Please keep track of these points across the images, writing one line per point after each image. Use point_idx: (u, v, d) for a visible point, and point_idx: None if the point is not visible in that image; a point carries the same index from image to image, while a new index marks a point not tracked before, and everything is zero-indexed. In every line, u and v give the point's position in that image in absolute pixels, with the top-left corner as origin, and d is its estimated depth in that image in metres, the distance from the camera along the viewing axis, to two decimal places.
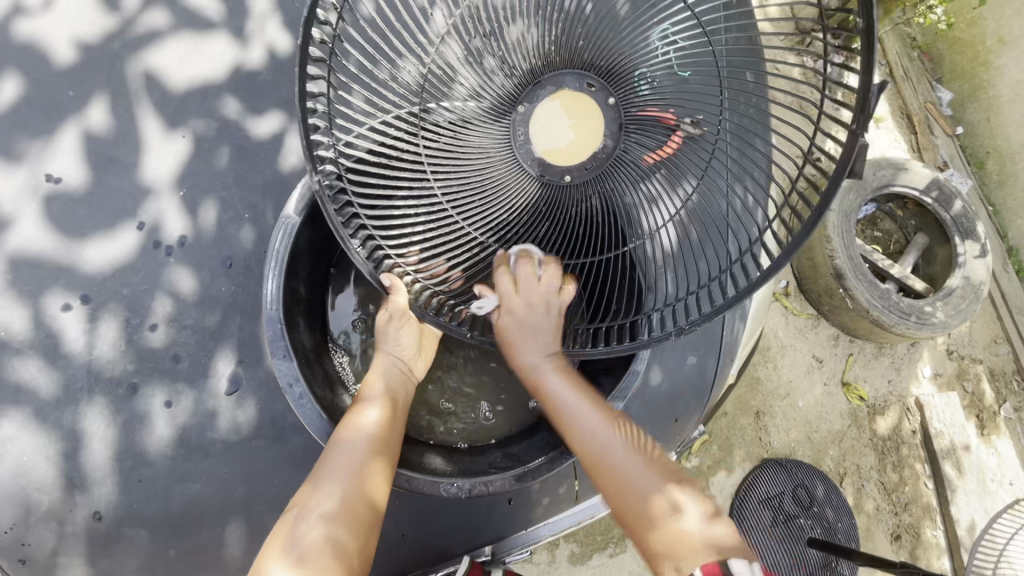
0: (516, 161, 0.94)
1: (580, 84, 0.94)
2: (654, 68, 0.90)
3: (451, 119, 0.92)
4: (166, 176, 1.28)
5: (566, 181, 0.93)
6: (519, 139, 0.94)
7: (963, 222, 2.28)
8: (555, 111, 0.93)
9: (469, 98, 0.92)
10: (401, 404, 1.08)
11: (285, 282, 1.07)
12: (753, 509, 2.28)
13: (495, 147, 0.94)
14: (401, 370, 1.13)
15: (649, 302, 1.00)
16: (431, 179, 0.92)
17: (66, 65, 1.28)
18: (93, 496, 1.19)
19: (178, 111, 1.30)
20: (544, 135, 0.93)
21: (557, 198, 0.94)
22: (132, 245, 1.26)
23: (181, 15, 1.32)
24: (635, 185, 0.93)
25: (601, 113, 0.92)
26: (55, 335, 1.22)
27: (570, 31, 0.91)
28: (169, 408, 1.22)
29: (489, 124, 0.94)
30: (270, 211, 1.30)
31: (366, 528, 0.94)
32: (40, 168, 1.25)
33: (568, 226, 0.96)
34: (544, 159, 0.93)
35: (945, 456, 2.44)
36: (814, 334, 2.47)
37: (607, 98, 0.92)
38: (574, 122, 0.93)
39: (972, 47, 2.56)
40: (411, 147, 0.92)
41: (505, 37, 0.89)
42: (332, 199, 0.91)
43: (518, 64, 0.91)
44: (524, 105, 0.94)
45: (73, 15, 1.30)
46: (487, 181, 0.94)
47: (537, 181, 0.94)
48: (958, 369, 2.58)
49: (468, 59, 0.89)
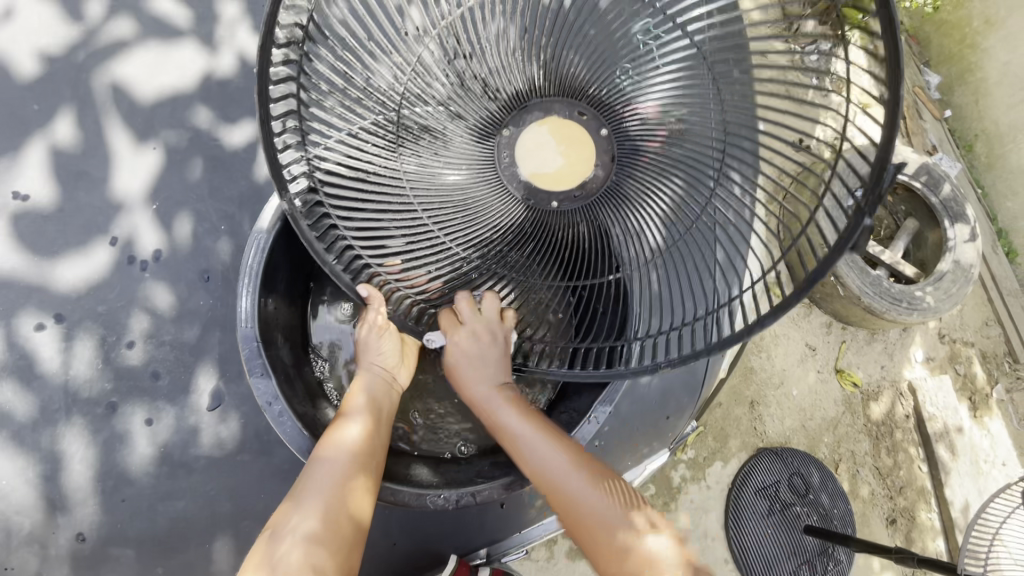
0: (503, 186, 0.94)
1: (570, 112, 0.93)
2: (648, 86, 0.88)
3: (430, 135, 0.90)
4: (137, 189, 1.25)
5: (553, 207, 0.93)
6: (504, 162, 0.94)
7: (952, 206, 2.27)
8: (544, 136, 0.94)
9: (450, 117, 0.91)
10: (385, 415, 1.06)
11: (258, 298, 1.05)
12: (749, 499, 2.27)
13: (476, 166, 0.93)
14: (385, 380, 1.10)
15: (637, 327, 0.92)
16: (409, 193, 0.90)
17: (30, 78, 1.25)
18: (75, 517, 1.17)
19: (148, 122, 1.27)
20: (532, 160, 0.93)
21: (545, 221, 0.94)
22: (105, 261, 1.23)
23: (147, 23, 1.29)
24: (623, 208, 0.91)
25: (591, 143, 0.92)
26: (30, 355, 1.19)
27: (557, 55, 0.90)
28: (150, 426, 1.20)
29: (472, 144, 0.93)
30: (246, 222, 1.27)
31: (345, 551, 0.92)
32: (7, 185, 1.22)
33: (557, 251, 0.95)
34: (531, 183, 0.93)
35: (938, 439, 2.45)
36: (807, 322, 2.47)
37: (598, 129, 0.92)
38: (563, 148, 0.93)
39: (959, 29, 2.53)
40: (387, 159, 0.89)
41: (487, 56, 0.88)
42: (307, 214, 0.90)
43: (502, 86, 0.92)
44: (508, 129, 0.94)
45: (36, 27, 1.26)
46: (470, 200, 0.93)
47: (520, 202, 0.94)
48: (950, 352, 2.58)
49: (447, 74, 0.88)
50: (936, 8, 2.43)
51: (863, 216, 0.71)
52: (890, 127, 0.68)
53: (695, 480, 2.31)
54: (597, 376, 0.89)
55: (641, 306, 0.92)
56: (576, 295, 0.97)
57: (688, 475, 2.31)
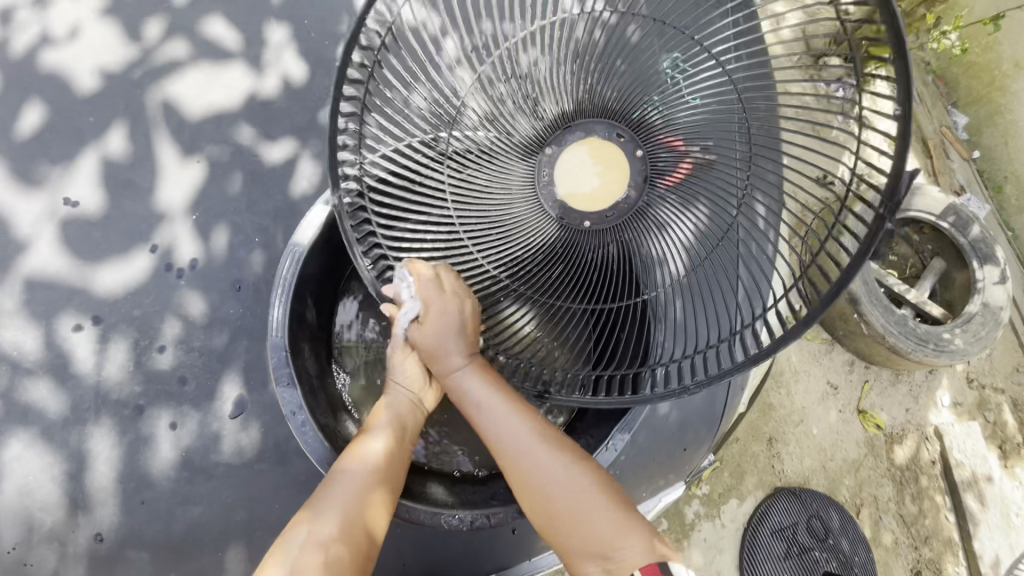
0: (538, 203, 0.93)
1: (609, 134, 0.92)
2: (674, 105, 0.89)
3: (475, 153, 0.93)
4: (179, 200, 1.30)
5: (584, 228, 0.92)
6: (543, 179, 0.93)
7: (981, 248, 2.24)
8: (581, 156, 0.92)
9: (495, 135, 0.92)
10: (408, 433, 1.07)
11: (290, 308, 1.09)
12: (767, 542, 2.20)
13: (516, 186, 0.94)
14: (411, 401, 1.09)
15: (660, 349, 0.96)
16: (450, 207, 0.93)
17: (89, 93, 1.32)
18: (96, 517, 1.19)
19: (193, 137, 1.33)
20: (567, 178, 0.92)
21: (576, 242, 0.93)
22: (144, 268, 1.28)
23: (200, 46, 1.36)
24: (651, 232, 0.92)
25: (626, 164, 0.91)
26: (66, 355, 1.24)
27: (605, 80, 0.91)
28: (174, 430, 1.23)
29: (514, 163, 0.94)
30: (280, 235, 1.31)
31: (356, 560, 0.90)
32: (59, 192, 1.29)
33: (583, 272, 0.95)
34: (566, 203, 0.91)
35: (966, 488, 2.36)
36: (829, 359, 2.42)
37: (635, 150, 0.92)
38: (599, 169, 0.92)
39: (987, 70, 2.53)
40: (434, 174, 0.93)
41: (540, 79, 0.90)
42: (351, 216, 0.94)
43: (550, 108, 0.92)
44: (551, 148, 0.93)
45: (99, 46, 1.34)
46: (506, 218, 0.94)
47: (555, 223, 0.93)
48: (979, 398, 2.50)
49: (496, 96, 0.91)
50: (965, 50, 2.44)
51: (868, 245, 0.75)
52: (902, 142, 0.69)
53: (709, 517, 2.27)
54: (622, 403, 0.89)
55: (665, 329, 0.95)
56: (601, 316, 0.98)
57: (702, 511, 2.26)
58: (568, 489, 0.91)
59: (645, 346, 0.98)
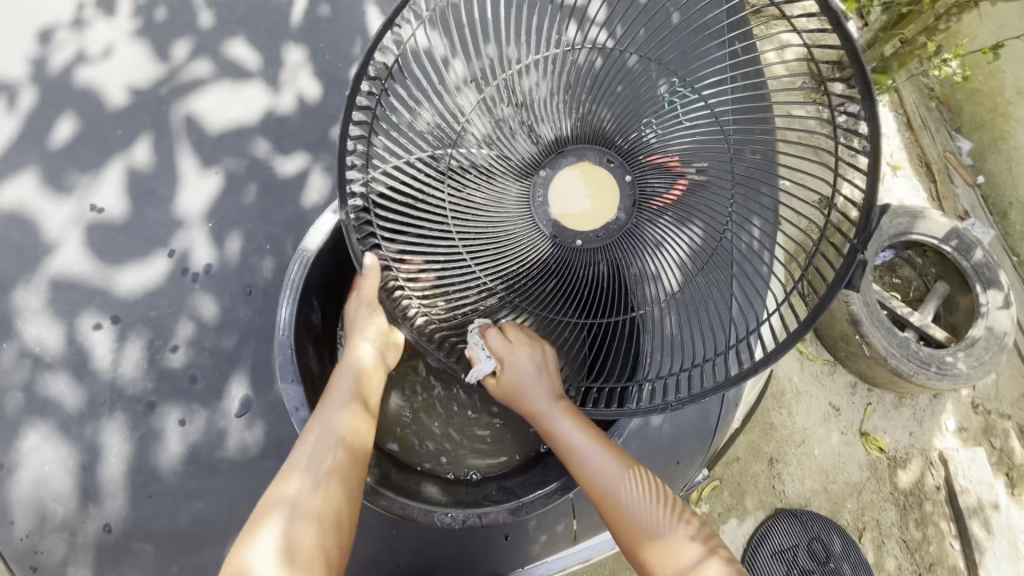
0: (533, 221, 1.00)
1: (600, 159, 1.00)
2: (667, 130, 0.95)
3: (476, 173, 0.99)
4: (197, 208, 1.38)
5: (577, 245, 0.99)
6: (538, 201, 1.01)
7: (986, 272, 2.27)
8: (573, 179, 1.00)
9: (494, 156, 0.98)
10: (375, 400, 1.08)
11: (297, 309, 1.15)
12: (765, 561, 2.23)
13: (512, 203, 1.00)
14: (379, 365, 1.11)
15: (649, 362, 1.04)
16: (450, 223, 0.98)
17: (118, 107, 1.42)
18: (105, 508, 1.25)
19: (213, 150, 1.41)
20: (559, 201, 1.00)
21: (571, 260, 1.00)
22: (162, 271, 1.35)
23: (222, 65, 1.46)
24: (642, 254, 0.99)
25: (615, 190, 0.98)
26: (85, 352, 1.30)
27: (593, 104, 0.98)
28: (182, 426, 1.29)
29: (510, 183, 1.00)
30: (290, 244, 1.39)
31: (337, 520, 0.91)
32: (86, 198, 1.37)
33: (575, 286, 1.02)
34: (559, 222, 1.00)
35: (971, 514, 2.35)
36: (831, 381, 2.44)
37: (623, 175, 0.99)
38: (589, 193, 0.99)
39: (991, 98, 2.62)
40: (439, 192, 0.98)
41: (536, 105, 0.96)
42: (359, 230, 0.99)
43: (546, 133, 0.99)
44: (545, 171, 1.01)
45: (129, 64, 1.44)
46: (503, 234, 0.99)
47: (549, 241, 1.00)
48: (985, 424, 2.49)
49: (496, 120, 0.96)
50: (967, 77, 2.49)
51: (848, 263, 0.80)
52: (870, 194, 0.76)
53: None
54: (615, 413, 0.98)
55: (653, 342, 1.03)
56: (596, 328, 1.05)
57: None
58: (652, 524, 0.97)
59: (634, 360, 1.06)
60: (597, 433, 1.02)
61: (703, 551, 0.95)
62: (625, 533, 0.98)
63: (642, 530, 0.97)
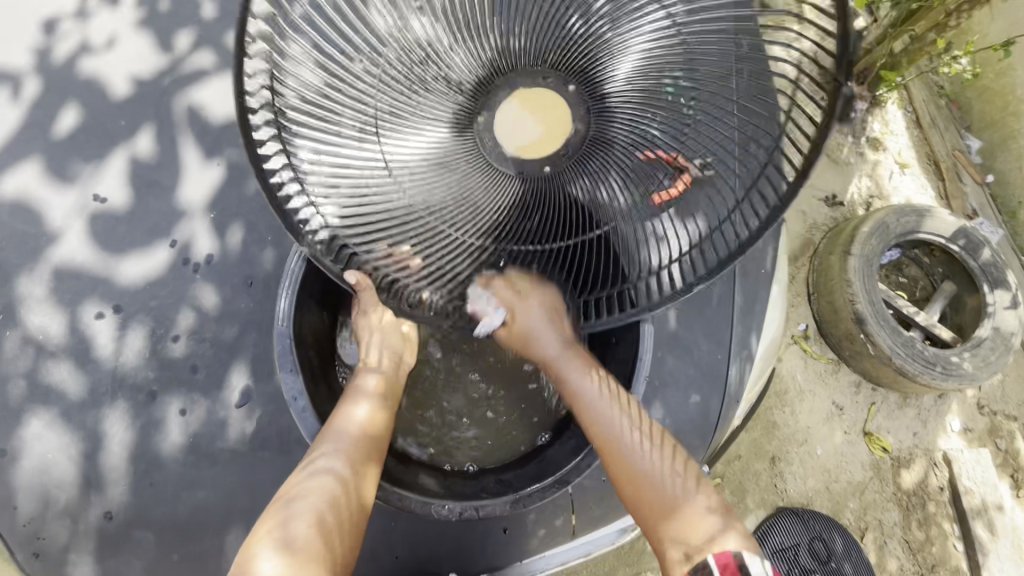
0: (491, 170, 0.87)
1: (534, 79, 0.86)
2: (620, 66, 0.85)
3: (411, 137, 0.87)
4: (199, 199, 1.39)
5: (547, 173, 0.87)
6: (487, 146, 0.87)
7: (992, 272, 2.25)
8: (513, 110, 0.85)
9: (424, 120, 0.87)
10: (392, 398, 1.17)
11: (296, 300, 1.16)
12: (766, 560, 2.22)
13: (460, 155, 0.87)
14: (392, 364, 1.20)
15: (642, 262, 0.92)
16: (405, 198, 0.89)
17: (121, 98, 1.42)
18: (106, 496, 1.26)
19: (215, 140, 1.42)
20: (508, 132, 0.86)
21: (539, 189, 0.88)
22: (164, 261, 1.36)
23: (226, 56, 1.46)
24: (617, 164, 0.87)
25: (562, 103, 0.85)
26: (87, 341, 1.31)
27: (512, 33, 0.84)
28: (183, 416, 1.29)
29: (455, 135, 0.87)
30: (291, 235, 1.39)
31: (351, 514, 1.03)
32: (89, 188, 1.38)
33: (557, 223, 0.90)
34: (518, 158, 0.86)
35: (975, 516, 2.33)
36: (835, 380, 2.42)
37: (567, 86, 0.85)
38: (538, 115, 0.85)
39: (1002, 96, 2.56)
40: (377, 172, 0.88)
41: (462, 43, 0.84)
42: (329, 251, 0.94)
43: (465, 75, 0.85)
44: (484, 113, 0.86)
45: (133, 54, 1.44)
46: (463, 195, 0.89)
47: (515, 180, 0.87)
48: (990, 425, 2.48)
49: (413, 82, 0.85)
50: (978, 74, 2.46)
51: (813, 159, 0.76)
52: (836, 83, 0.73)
53: None
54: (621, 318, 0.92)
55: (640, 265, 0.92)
56: (576, 269, 0.95)
57: None
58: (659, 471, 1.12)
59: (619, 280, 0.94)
60: (610, 387, 1.17)
61: (723, 522, 1.07)
62: (625, 483, 1.13)
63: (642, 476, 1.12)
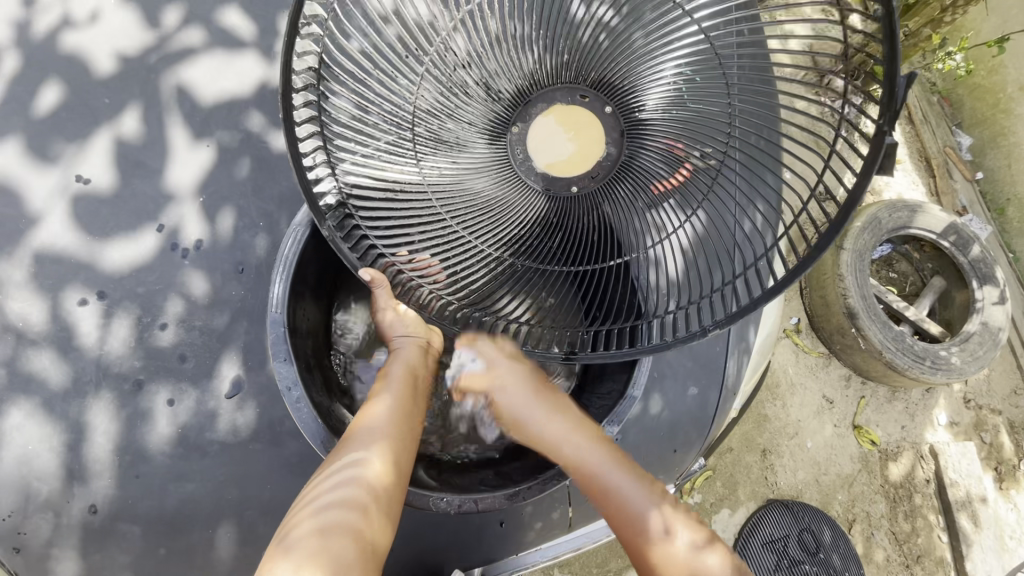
0: (519, 178, 0.97)
1: (572, 98, 0.98)
2: (655, 81, 0.94)
3: (446, 140, 0.95)
4: (188, 182, 1.34)
5: (572, 193, 0.97)
6: (518, 157, 0.98)
7: (982, 267, 2.26)
8: (551, 125, 0.98)
9: (460, 125, 0.95)
10: (419, 380, 1.16)
11: (291, 285, 1.13)
12: (757, 553, 2.23)
13: (491, 164, 0.97)
14: (417, 346, 1.19)
15: (649, 304, 0.99)
16: (432, 198, 0.96)
17: (106, 75, 1.36)
18: (90, 489, 1.21)
19: (205, 122, 1.37)
20: (545, 150, 0.97)
21: (567, 208, 0.98)
22: (151, 246, 1.31)
23: (215, 33, 1.40)
24: (640, 192, 0.96)
25: (598, 123, 0.96)
26: (69, 328, 1.26)
27: (552, 48, 0.95)
28: (171, 406, 1.25)
29: (487, 146, 0.97)
30: (284, 221, 1.34)
31: (377, 506, 0.96)
32: (71, 169, 1.32)
33: (576, 242, 0.98)
34: (547, 173, 0.97)
35: (960, 508, 2.36)
36: (825, 373, 2.43)
37: (603, 107, 0.97)
38: (570, 135, 0.97)
39: (992, 94, 2.55)
40: (407, 171, 0.95)
41: (502, 62, 0.95)
42: (342, 232, 0.97)
43: (504, 86, 0.96)
44: (517, 124, 0.98)
45: (117, 30, 1.38)
46: (489, 200, 0.98)
47: (542, 196, 0.98)
48: (975, 419, 2.50)
49: (453, 88, 0.93)
50: (970, 71, 2.46)
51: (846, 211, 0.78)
52: (890, 96, 0.71)
53: None
54: (621, 355, 0.92)
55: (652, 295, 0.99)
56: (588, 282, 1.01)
57: None
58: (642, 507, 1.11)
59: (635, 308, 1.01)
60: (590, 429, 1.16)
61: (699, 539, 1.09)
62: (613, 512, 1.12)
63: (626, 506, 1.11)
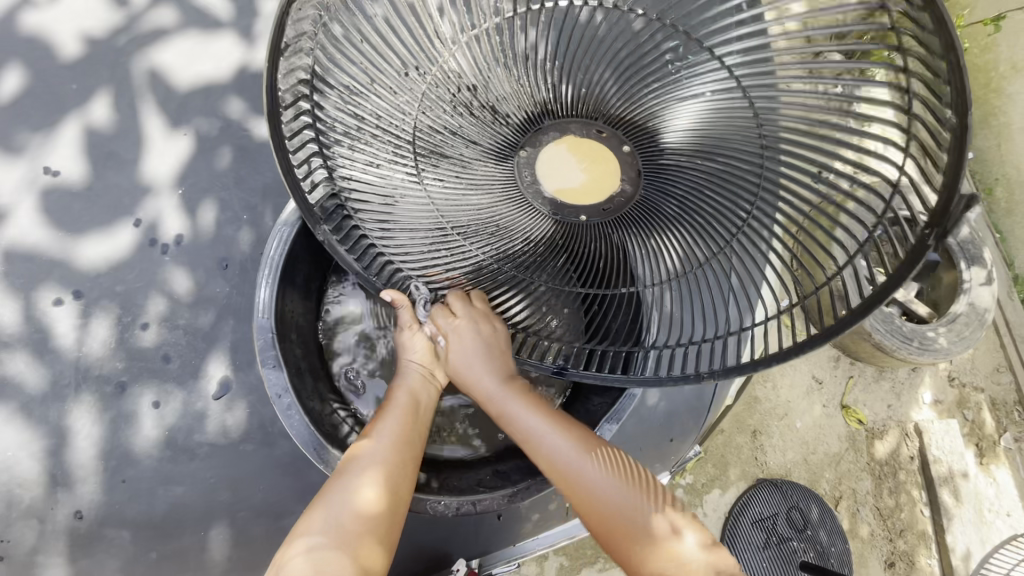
0: (526, 202, 0.95)
1: (588, 131, 0.94)
2: (680, 102, 0.87)
3: (450, 157, 0.92)
4: (165, 173, 1.27)
5: (582, 221, 0.94)
6: (526, 181, 0.94)
7: (969, 248, 2.24)
8: (563, 154, 0.93)
9: (464, 143, 0.92)
10: (424, 409, 1.10)
11: (276, 288, 1.11)
12: (746, 531, 2.26)
13: (498, 187, 0.94)
14: (424, 375, 1.14)
15: (653, 336, 0.98)
16: (435, 212, 0.95)
17: (72, 59, 1.28)
18: (76, 494, 1.17)
19: (181, 109, 1.29)
20: (554, 177, 0.93)
21: (575, 233, 0.95)
22: (129, 243, 1.25)
23: (189, 13, 1.32)
24: (651, 212, 0.92)
25: (612, 160, 0.92)
26: (46, 330, 1.20)
27: (565, 62, 0.90)
28: (157, 408, 1.21)
29: (492, 166, 0.93)
30: (269, 214, 1.28)
31: (365, 538, 0.92)
32: (39, 161, 1.24)
33: (585, 261, 0.98)
34: (554, 198, 0.94)
35: (941, 483, 2.39)
36: (815, 354, 2.45)
37: (620, 145, 0.92)
38: (584, 166, 0.93)
39: (984, 72, 2.43)
40: (407, 184, 0.94)
41: (513, 74, 0.90)
42: (343, 238, 0.99)
43: (512, 110, 0.92)
44: (526, 150, 0.94)
45: (84, 10, 1.30)
46: (493, 218, 0.95)
47: (549, 219, 0.95)
48: (959, 397, 2.51)
49: (456, 106, 0.89)
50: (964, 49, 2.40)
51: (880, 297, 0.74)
52: (943, 209, 0.68)
53: (692, 506, 2.32)
54: (605, 379, 0.97)
55: (655, 316, 0.97)
56: (597, 302, 1.02)
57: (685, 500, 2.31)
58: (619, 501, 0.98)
59: (637, 327, 1.01)
60: (541, 407, 1.06)
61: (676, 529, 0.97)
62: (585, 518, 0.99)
63: (604, 511, 0.98)
